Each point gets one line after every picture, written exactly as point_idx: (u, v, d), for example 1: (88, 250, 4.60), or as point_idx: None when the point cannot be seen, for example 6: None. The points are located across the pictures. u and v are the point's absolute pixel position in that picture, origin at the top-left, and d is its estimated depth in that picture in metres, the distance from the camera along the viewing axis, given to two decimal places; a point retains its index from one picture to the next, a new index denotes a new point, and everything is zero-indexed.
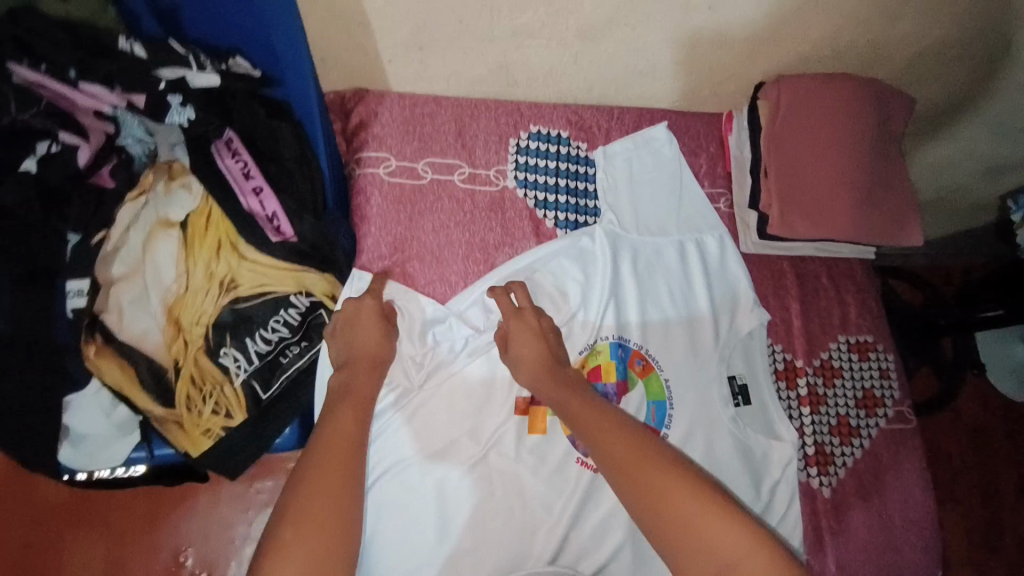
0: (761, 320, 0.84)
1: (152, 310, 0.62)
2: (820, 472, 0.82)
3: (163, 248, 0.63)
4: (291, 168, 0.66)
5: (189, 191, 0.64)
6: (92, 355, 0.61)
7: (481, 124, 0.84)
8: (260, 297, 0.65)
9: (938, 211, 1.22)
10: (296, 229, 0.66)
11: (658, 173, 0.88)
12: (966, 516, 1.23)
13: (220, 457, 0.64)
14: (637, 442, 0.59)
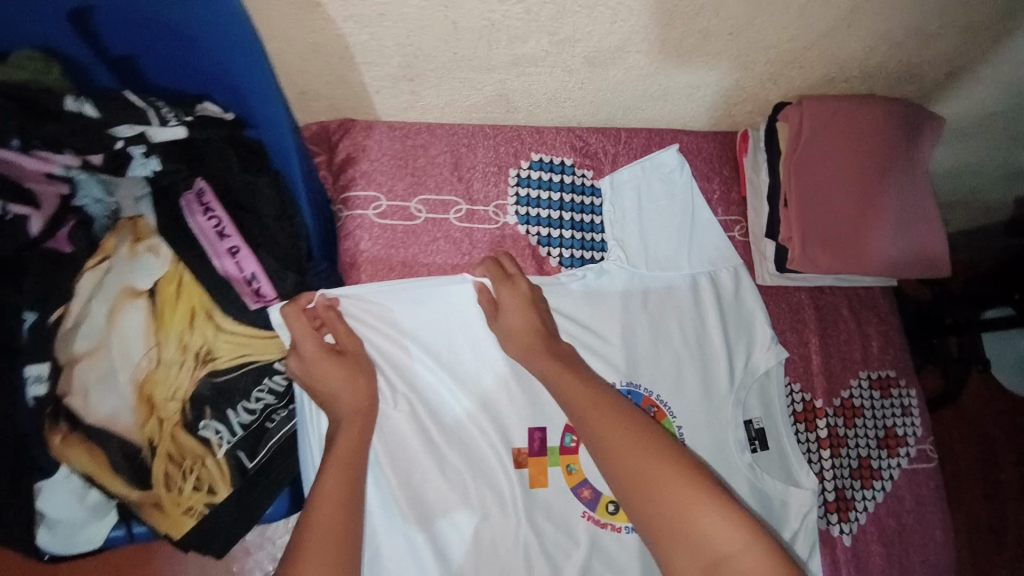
0: (778, 358, 0.80)
1: (121, 390, 0.56)
2: (841, 519, 0.77)
3: (129, 321, 0.56)
4: (268, 224, 0.60)
5: (156, 256, 0.58)
6: (58, 443, 0.55)
7: (479, 155, 0.78)
8: (240, 367, 0.59)
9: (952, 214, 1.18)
10: (279, 289, 0.60)
11: (669, 203, 0.82)
12: (974, 519, 1.22)
13: (205, 536, 0.60)
14: (630, 426, 0.57)
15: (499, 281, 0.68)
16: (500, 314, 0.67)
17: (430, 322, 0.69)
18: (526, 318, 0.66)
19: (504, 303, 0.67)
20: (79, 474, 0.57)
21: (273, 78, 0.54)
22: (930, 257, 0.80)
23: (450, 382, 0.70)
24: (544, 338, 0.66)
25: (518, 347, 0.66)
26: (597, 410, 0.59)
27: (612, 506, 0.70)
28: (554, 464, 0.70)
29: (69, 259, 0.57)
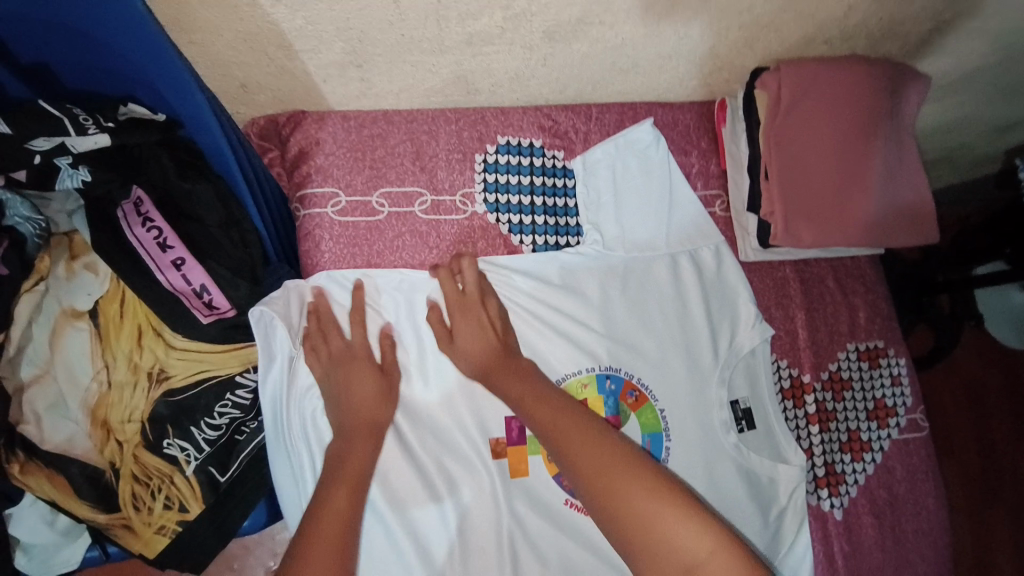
0: (763, 336, 0.78)
1: (74, 414, 0.54)
2: (831, 494, 0.76)
3: (75, 343, 0.54)
4: (213, 230, 0.59)
5: (95, 273, 0.56)
6: (16, 473, 0.52)
7: (442, 142, 0.74)
8: (198, 384, 0.58)
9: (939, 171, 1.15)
10: (232, 299, 0.59)
11: (645, 180, 0.79)
12: (967, 468, 1.21)
13: (181, 552, 0.59)
14: (599, 441, 0.57)
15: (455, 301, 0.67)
16: (457, 337, 0.66)
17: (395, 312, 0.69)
18: (483, 340, 0.66)
19: (460, 327, 0.66)
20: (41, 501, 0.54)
21: (192, 74, 0.51)
22: (916, 224, 0.77)
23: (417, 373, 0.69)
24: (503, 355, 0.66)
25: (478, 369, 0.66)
26: (565, 431, 0.58)
27: None
28: (535, 453, 0.69)
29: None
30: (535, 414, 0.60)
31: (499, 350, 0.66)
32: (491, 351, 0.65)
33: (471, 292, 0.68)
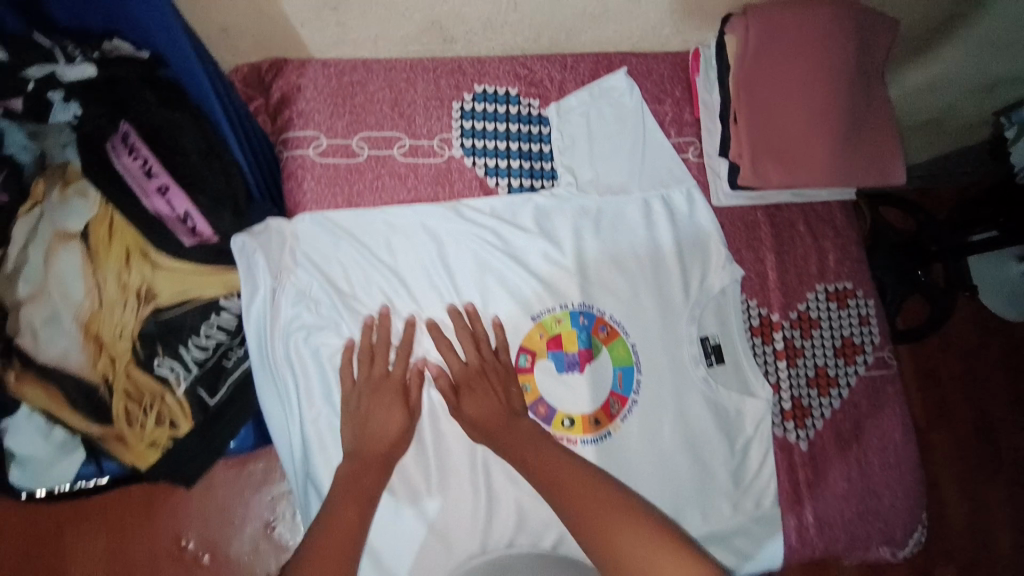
0: (734, 277, 0.80)
1: (68, 330, 0.59)
2: (797, 426, 0.79)
3: (66, 263, 0.59)
4: (195, 163, 0.61)
5: (86, 199, 0.60)
6: (12, 380, 0.57)
7: (418, 91, 0.77)
8: (184, 303, 0.62)
9: (922, 137, 1.08)
10: (215, 227, 0.63)
11: (619, 126, 0.81)
12: (956, 433, 1.23)
13: (172, 465, 0.65)
14: (595, 491, 0.58)
15: (471, 353, 0.70)
16: (462, 403, 0.68)
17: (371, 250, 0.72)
18: (489, 399, 0.67)
19: (467, 388, 0.68)
20: (40, 412, 0.60)
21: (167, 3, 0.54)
22: (880, 168, 0.77)
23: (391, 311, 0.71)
24: (506, 410, 0.67)
25: (487, 428, 0.67)
26: (558, 485, 0.59)
27: (567, 420, 0.74)
28: None
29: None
30: (533, 469, 0.62)
31: (502, 415, 0.67)
32: (498, 410, 0.67)
33: (472, 361, 0.70)
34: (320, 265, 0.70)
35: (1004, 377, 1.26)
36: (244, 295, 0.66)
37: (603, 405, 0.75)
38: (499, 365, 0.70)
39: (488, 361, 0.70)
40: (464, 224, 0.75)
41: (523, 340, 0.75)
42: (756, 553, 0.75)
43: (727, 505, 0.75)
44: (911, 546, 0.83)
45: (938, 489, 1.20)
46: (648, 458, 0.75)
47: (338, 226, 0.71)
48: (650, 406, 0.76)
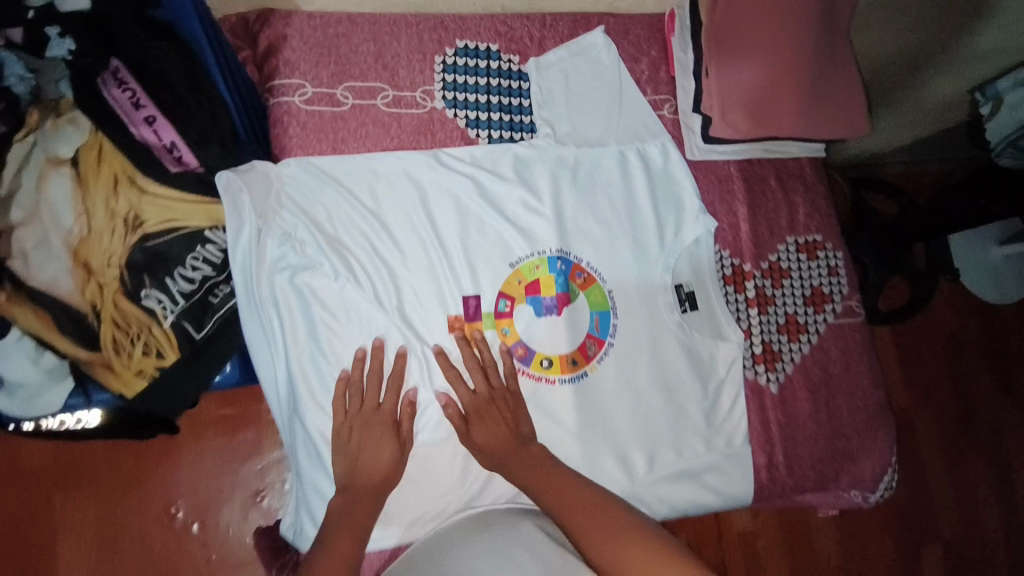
0: (707, 227, 0.83)
1: (57, 255, 0.61)
2: (767, 369, 0.82)
3: (57, 189, 0.61)
4: (189, 103, 0.65)
5: (77, 128, 0.62)
6: (3, 301, 0.60)
7: (402, 44, 0.79)
8: (170, 232, 0.65)
9: (898, 109, 1.02)
10: (200, 159, 0.66)
11: (597, 82, 0.84)
12: (938, 406, 1.33)
13: (157, 396, 0.66)
14: (599, 507, 0.65)
15: (480, 383, 0.72)
16: (472, 430, 0.70)
17: (353, 194, 0.74)
18: (497, 428, 0.70)
19: (476, 416, 0.71)
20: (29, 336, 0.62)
21: None
22: (845, 119, 0.82)
23: (372, 254, 0.73)
24: (514, 438, 0.71)
25: (496, 454, 0.70)
26: (569, 504, 0.65)
27: (545, 361, 0.76)
28: (490, 327, 0.75)
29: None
30: (544, 492, 0.66)
31: (510, 442, 0.70)
32: (506, 440, 0.70)
33: (482, 391, 0.72)
34: (302, 206, 0.72)
35: (983, 351, 1.37)
36: (229, 232, 0.67)
37: (581, 347, 0.77)
38: (507, 397, 0.72)
39: (497, 391, 0.72)
40: (445, 171, 0.77)
41: (502, 286, 0.76)
42: (726, 489, 0.78)
43: (700, 444, 0.78)
44: (882, 491, 0.85)
45: (920, 456, 1.31)
46: (622, 399, 0.78)
47: (321, 170, 0.73)
48: (626, 351, 0.79)
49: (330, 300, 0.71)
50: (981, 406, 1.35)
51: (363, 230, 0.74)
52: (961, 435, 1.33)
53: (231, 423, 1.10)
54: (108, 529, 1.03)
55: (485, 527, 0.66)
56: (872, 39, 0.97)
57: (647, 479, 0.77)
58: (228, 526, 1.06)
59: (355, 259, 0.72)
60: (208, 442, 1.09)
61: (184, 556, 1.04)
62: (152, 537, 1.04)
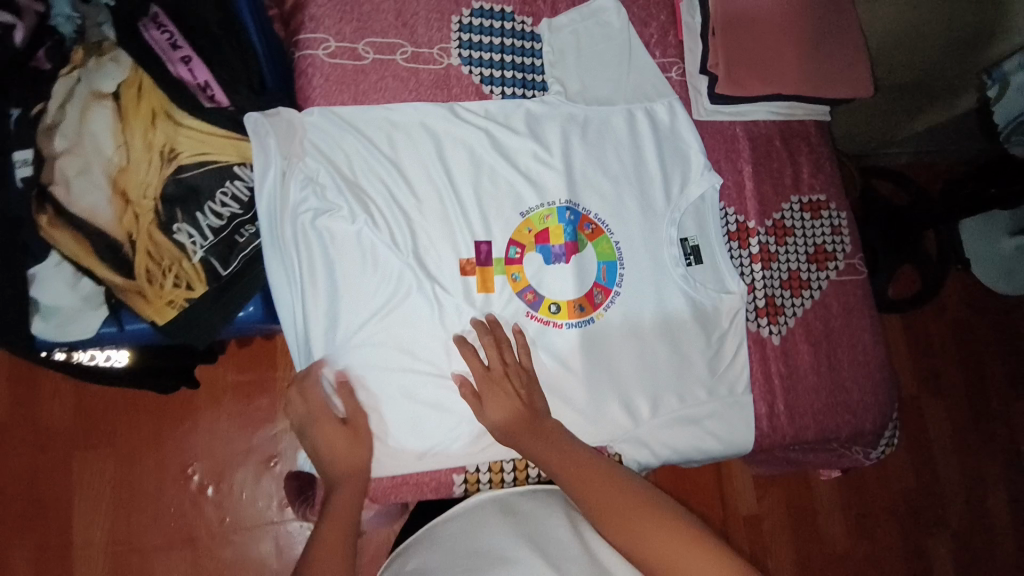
0: (712, 183, 0.86)
1: (97, 183, 0.65)
2: (770, 322, 0.85)
3: (98, 119, 0.65)
4: (227, 50, 0.70)
5: (118, 64, 0.67)
6: (45, 224, 0.63)
7: (421, 3, 0.83)
8: (202, 165, 0.69)
9: (907, 92, 1.15)
10: (230, 97, 0.70)
11: (607, 44, 0.87)
12: (950, 400, 1.37)
13: (186, 326, 0.70)
14: (619, 489, 0.68)
15: (495, 361, 0.74)
16: (485, 406, 0.73)
17: (370, 142, 0.77)
18: (509, 405, 0.72)
19: (489, 395, 0.73)
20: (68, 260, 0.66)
21: None
22: (847, 79, 0.84)
23: (387, 199, 0.77)
24: (528, 412, 0.73)
25: (507, 430, 0.72)
26: (583, 478, 0.69)
27: (553, 307, 0.79)
28: (500, 273, 0.79)
29: (47, 75, 0.65)
30: (559, 469, 0.70)
31: (524, 418, 0.73)
32: (518, 414, 0.72)
33: (495, 367, 0.74)
34: (321, 151, 0.75)
35: (998, 340, 1.41)
36: (256, 170, 0.72)
37: (588, 293, 0.80)
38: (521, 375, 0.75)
39: (510, 366, 0.75)
40: (459, 122, 0.80)
41: (512, 234, 0.80)
42: (725, 435, 0.81)
43: (702, 391, 0.80)
44: (882, 449, 0.88)
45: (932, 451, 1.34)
46: (627, 345, 0.80)
47: (341, 118, 0.77)
48: (631, 300, 0.81)
49: (348, 241, 0.75)
50: (982, 377, 1.39)
51: (381, 177, 0.77)
52: (969, 418, 1.36)
53: (248, 390, 1.24)
54: (125, 486, 1.18)
55: (509, 512, 0.71)
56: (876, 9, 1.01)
57: (651, 422, 0.79)
58: (240, 488, 1.21)
59: (371, 203, 0.76)
60: (224, 410, 1.23)
61: (195, 513, 1.18)
62: (167, 495, 1.18)
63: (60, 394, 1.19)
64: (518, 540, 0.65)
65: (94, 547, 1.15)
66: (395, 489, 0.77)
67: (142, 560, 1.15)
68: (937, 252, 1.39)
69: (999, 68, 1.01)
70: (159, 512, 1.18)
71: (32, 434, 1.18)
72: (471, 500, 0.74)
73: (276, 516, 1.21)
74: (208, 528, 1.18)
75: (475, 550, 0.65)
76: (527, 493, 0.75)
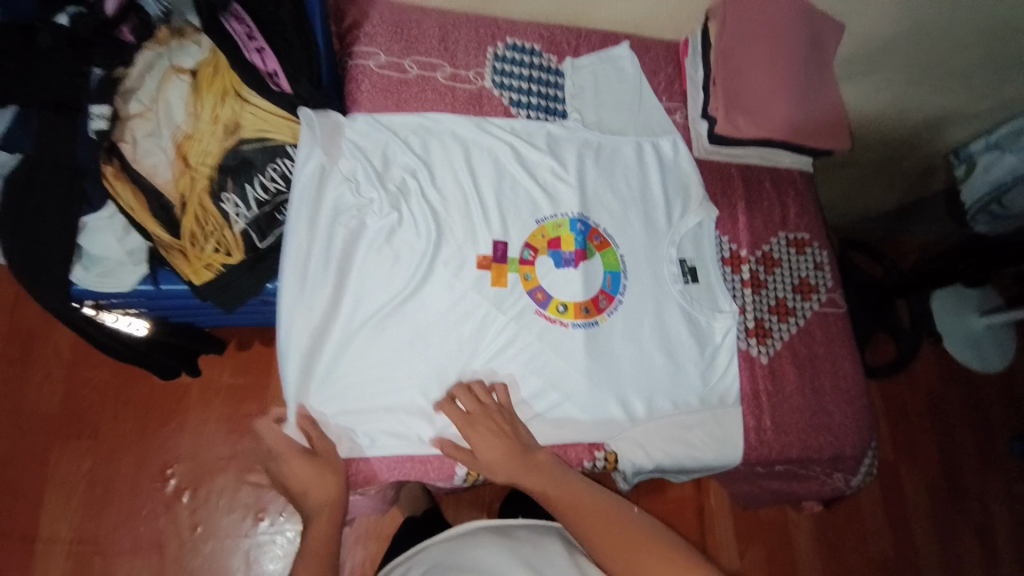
0: (710, 213, 0.94)
1: (163, 146, 0.73)
2: (759, 342, 0.91)
3: (174, 90, 0.74)
4: (294, 46, 0.80)
5: (199, 46, 0.77)
6: (110, 173, 0.71)
7: (462, 33, 0.94)
8: (259, 141, 0.76)
9: (887, 171, 1.28)
10: (293, 86, 0.79)
11: (621, 86, 0.97)
12: (926, 472, 1.39)
13: (219, 288, 0.75)
14: (618, 521, 0.70)
15: (476, 409, 0.77)
16: (473, 448, 0.76)
17: (404, 146, 0.85)
18: (496, 446, 0.76)
19: (475, 442, 0.76)
20: (121, 211, 0.72)
21: None
22: (829, 133, 0.97)
23: (415, 198, 0.84)
24: (514, 451, 0.76)
25: (500, 474, 0.75)
26: (585, 514, 0.71)
27: (561, 307, 0.85)
28: (513, 271, 0.85)
29: (132, 47, 0.75)
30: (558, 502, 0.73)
31: (514, 454, 0.75)
32: (508, 452, 0.75)
33: (474, 412, 0.77)
34: (361, 148, 0.83)
35: (971, 423, 1.43)
36: (297, 162, 0.77)
37: (593, 298, 0.86)
38: (501, 420, 0.78)
39: (488, 407, 0.78)
40: (486, 138, 0.89)
41: (527, 237, 0.87)
42: (716, 444, 0.85)
43: (694, 399, 0.86)
44: (862, 475, 0.93)
45: (908, 522, 1.35)
46: (627, 350, 0.85)
47: (383, 122, 0.86)
48: (632, 310, 0.87)
49: (376, 233, 0.81)
50: (959, 450, 1.41)
51: (410, 181, 0.84)
52: (945, 489, 1.38)
53: (241, 394, 1.17)
54: (100, 483, 1.10)
55: (506, 535, 0.76)
56: (863, 93, 1.07)
57: (645, 422, 0.84)
58: (219, 495, 1.12)
59: (401, 199, 0.83)
60: (214, 413, 1.15)
61: (167, 519, 1.10)
62: (142, 496, 1.10)
63: (51, 377, 1.13)
64: (508, 561, 0.69)
65: (57, 543, 1.06)
66: (398, 466, 0.80)
67: (105, 564, 1.07)
68: (910, 319, 1.45)
69: (966, 149, 1.18)
70: (132, 513, 1.09)
71: (11, 418, 1.11)
72: (468, 528, 0.79)
73: (248, 529, 1.12)
74: (179, 534, 1.10)
75: (467, 565, 0.70)
76: (523, 526, 0.80)
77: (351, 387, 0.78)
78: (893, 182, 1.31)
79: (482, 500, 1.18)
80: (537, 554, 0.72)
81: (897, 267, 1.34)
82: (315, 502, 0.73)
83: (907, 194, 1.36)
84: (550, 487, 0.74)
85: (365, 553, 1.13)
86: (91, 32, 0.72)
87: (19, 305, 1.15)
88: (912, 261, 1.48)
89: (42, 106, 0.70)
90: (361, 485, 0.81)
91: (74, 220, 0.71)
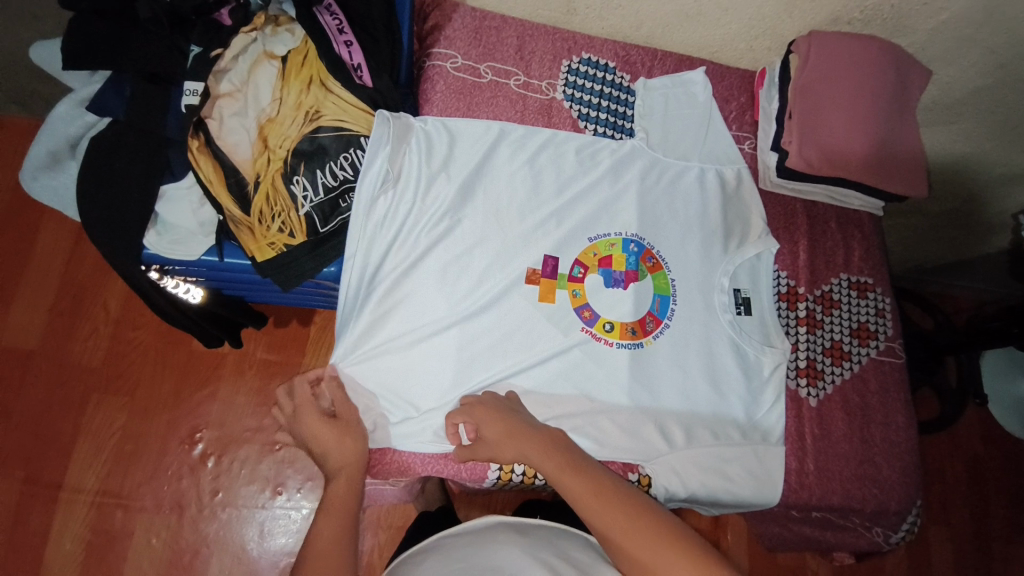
0: (768, 246, 0.92)
1: (247, 127, 0.76)
2: (809, 383, 0.89)
3: (265, 74, 0.77)
4: (381, 42, 0.83)
5: (292, 34, 0.80)
6: (195, 147, 0.74)
7: (540, 44, 0.95)
8: (336, 129, 0.79)
9: (954, 223, 1.23)
10: (374, 81, 0.82)
11: (691, 112, 0.95)
12: (956, 536, 1.32)
13: (277, 267, 0.76)
14: (640, 515, 0.66)
15: (483, 397, 0.78)
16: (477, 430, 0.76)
17: (470, 151, 0.86)
18: (497, 427, 0.75)
19: (487, 434, 0.75)
20: (200, 183, 0.75)
21: None
22: (907, 179, 0.93)
23: (474, 203, 0.85)
24: (520, 438, 0.74)
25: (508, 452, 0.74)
26: (603, 497, 0.67)
27: (608, 326, 0.84)
28: (563, 288, 0.85)
29: (227, 28, 0.78)
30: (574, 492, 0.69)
31: (519, 435, 0.74)
32: (511, 438, 0.74)
33: (488, 404, 0.77)
34: (429, 150, 0.84)
35: (1013, 491, 1.35)
36: (366, 156, 0.79)
37: (641, 320, 0.85)
38: (507, 411, 0.77)
39: (499, 401, 0.78)
40: (553, 152, 0.89)
41: (578, 254, 0.86)
42: (753, 481, 0.83)
43: (736, 433, 0.84)
44: (903, 533, 0.89)
45: None
46: (670, 374, 0.84)
47: (451, 125, 0.86)
48: (678, 336, 0.85)
49: (434, 234, 0.83)
50: (993, 518, 1.34)
51: (471, 187, 0.85)
52: (975, 558, 1.31)
53: (273, 371, 1.19)
54: (129, 439, 1.13)
55: (520, 531, 0.75)
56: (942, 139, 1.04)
57: (685, 451, 0.83)
58: (241, 465, 1.14)
59: (461, 203, 0.84)
60: (245, 384, 1.18)
61: (190, 481, 1.13)
62: (169, 456, 1.13)
63: (98, 332, 1.17)
64: (530, 559, 0.68)
65: (84, 493, 1.10)
66: (432, 465, 0.82)
67: (125, 518, 1.10)
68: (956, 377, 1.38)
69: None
70: (156, 472, 1.12)
71: (55, 366, 1.15)
72: (486, 523, 0.78)
73: (265, 502, 1.13)
74: (198, 499, 1.12)
75: (484, 560, 0.68)
76: (545, 524, 0.79)
77: (392, 380, 0.80)
78: (961, 232, 1.25)
79: (495, 504, 1.18)
80: (558, 555, 0.70)
81: (950, 321, 1.30)
82: (335, 463, 0.74)
83: (968, 249, 1.30)
84: (563, 469, 0.71)
85: (374, 542, 1.14)
86: (192, 11, 0.76)
87: (73, 259, 1.20)
88: (964, 318, 1.42)
89: (137, 74, 0.74)
90: (393, 475, 0.83)
91: (155, 187, 0.74)
